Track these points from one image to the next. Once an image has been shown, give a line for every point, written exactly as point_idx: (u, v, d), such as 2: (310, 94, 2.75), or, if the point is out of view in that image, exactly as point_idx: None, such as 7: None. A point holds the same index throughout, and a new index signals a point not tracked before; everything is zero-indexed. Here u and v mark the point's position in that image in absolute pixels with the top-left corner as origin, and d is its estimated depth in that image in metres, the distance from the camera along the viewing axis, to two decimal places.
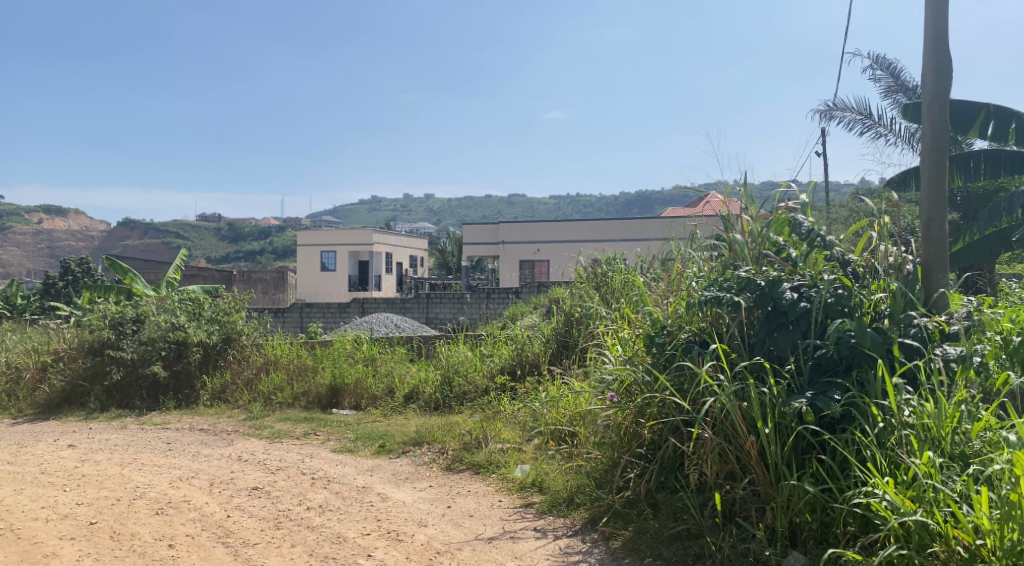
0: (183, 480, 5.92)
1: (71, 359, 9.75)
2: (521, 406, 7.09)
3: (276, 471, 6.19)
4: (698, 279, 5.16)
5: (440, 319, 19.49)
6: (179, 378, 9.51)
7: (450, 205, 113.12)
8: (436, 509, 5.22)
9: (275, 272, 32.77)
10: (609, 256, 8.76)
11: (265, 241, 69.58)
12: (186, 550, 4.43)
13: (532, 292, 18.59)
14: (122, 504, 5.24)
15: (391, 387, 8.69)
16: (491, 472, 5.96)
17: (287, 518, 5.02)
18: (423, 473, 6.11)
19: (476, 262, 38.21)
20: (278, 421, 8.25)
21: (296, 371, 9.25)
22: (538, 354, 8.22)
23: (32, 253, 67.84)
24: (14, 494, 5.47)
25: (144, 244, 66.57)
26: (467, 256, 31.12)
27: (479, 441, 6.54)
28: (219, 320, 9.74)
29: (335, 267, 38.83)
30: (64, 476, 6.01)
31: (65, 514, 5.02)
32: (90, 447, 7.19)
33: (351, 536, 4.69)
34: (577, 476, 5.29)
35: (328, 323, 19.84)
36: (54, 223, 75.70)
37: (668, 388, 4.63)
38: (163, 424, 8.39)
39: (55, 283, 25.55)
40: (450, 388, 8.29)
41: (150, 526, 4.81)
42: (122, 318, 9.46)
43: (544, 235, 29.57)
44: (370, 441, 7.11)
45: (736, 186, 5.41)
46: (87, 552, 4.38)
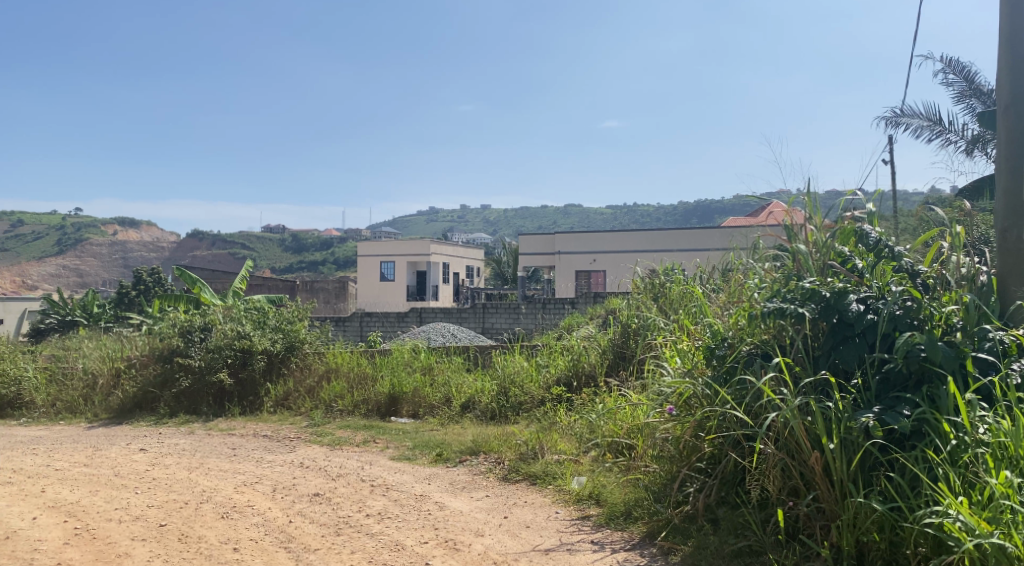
0: (247, 485, 6.07)
1: (143, 366, 10.13)
2: (576, 417, 7.05)
3: (336, 478, 6.29)
4: (760, 290, 5.08)
5: (496, 329, 19.50)
6: (244, 385, 9.74)
7: (506, 216, 113.49)
8: (493, 519, 5.24)
9: (336, 281, 33.43)
10: (667, 266, 8.70)
11: (326, 251, 70.95)
12: (250, 554, 4.53)
13: (588, 302, 18.55)
14: (190, 508, 5.40)
15: (448, 396, 8.75)
16: (548, 484, 5.94)
17: (347, 525, 5.10)
18: (480, 482, 6.14)
19: (532, 273, 38.23)
20: (338, 428, 8.40)
21: (356, 380, 9.39)
22: (595, 366, 8.16)
23: (107, 265, 70.82)
24: (90, 495, 5.69)
25: (212, 254, 68.74)
26: (523, 267, 31.17)
27: (536, 452, 6.52)
28: (283, 328, 9.95)
29: (394, 278, 39.40)
30: (136, 478, 6.23)
31: (137, 515, 5.20)
32: (160, 451, 7.43)
33: (409, 544, 4.73)
34: (636, 490, 5.24)
35: (387, 332, 20.07)
36: (128, 235, 78.77)
37: (728, 402, 4.56)
38: (228, 430, 8.61)
39: (129, 293, 26.67)
40: (507, 398, 8.32)
41: (215, 529, 4.94)
42: (190, 327, 9.84)
43: (601, 245, 29.37)
44: (427, 450, 7.18)
45: (800, 195, 5.29)
46: (157, 553, 4.52)
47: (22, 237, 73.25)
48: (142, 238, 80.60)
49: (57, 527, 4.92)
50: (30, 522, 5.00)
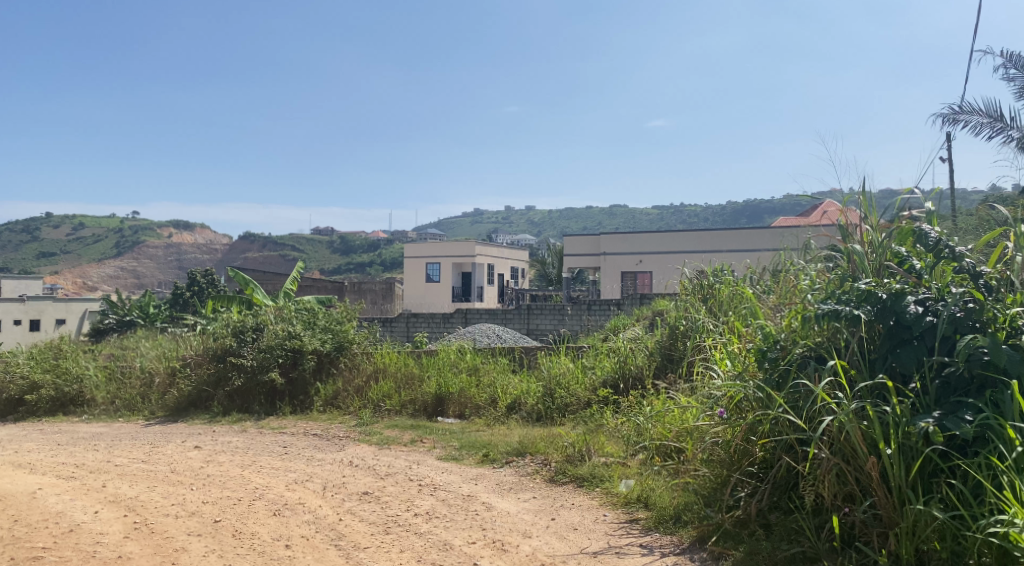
0: (298, 483, 6.17)
1: (198, 365, 10.38)
2: (624, 419, 6.99)
3: (384, 477, 6.35)
4: (814, 292, 4.99)
5: (541, 331, 19.44)
6: (294, 384, 9.91)
7: (551, 217, 113.37)
8: (541, 521, 5.23)
9: (383, 283, 33.81)
10: (716, 267, 8.60)
11: (373, 252, 71.80)
12: (301, 551, 4.61)
13: (634, 303, 18.42)
14: (243, 504, 5.51)
15: (494, 397, 8.77)
16: (595, 486, 5.91)
17: (396, 524, 5.14)
18: (526, 484, 6.14)
19: (577, 275, 38.07)
20: (386, 427, 8.49)
21: (403, 379, 9.48)
22: (642, 368, 8.08)
23: (163, 267, 72.88)
24: (148, 490, 5.85)
25: (263, 256, 70.15)
26: (569, 268, 31.09)
27: (583, 454, 6.49)
28: (332, 329, 10.11)
29: (439, 279, 39.68)
30: (192, 475, 6.38)
31: (193, 511, 5.32)
32: (214, 449, 7.61)
33: (457, 544, 4.75)
34: (685, 493, 5.18)
35: (432, 333, 20.21)
36: (183, 238, 80.79)
37: (782, 405, 4.47)
38: (279, 428, 8.77)
39: (184, 293, 27.46)
40: (553, 400, 8.29)
41: (268, 526, 5.03)
42: (243, 327, 10.08)
43: (648, 246, 29.13)
44: (474, 450, 7.21)
45: (854, 195, 5.18)
46: (213, 548, 4.61)
47: (83, 240, 75.68)
48: (196, 240, 82.70)
49: (118, 522, 5.06)
50: (92, 516, 5.15)
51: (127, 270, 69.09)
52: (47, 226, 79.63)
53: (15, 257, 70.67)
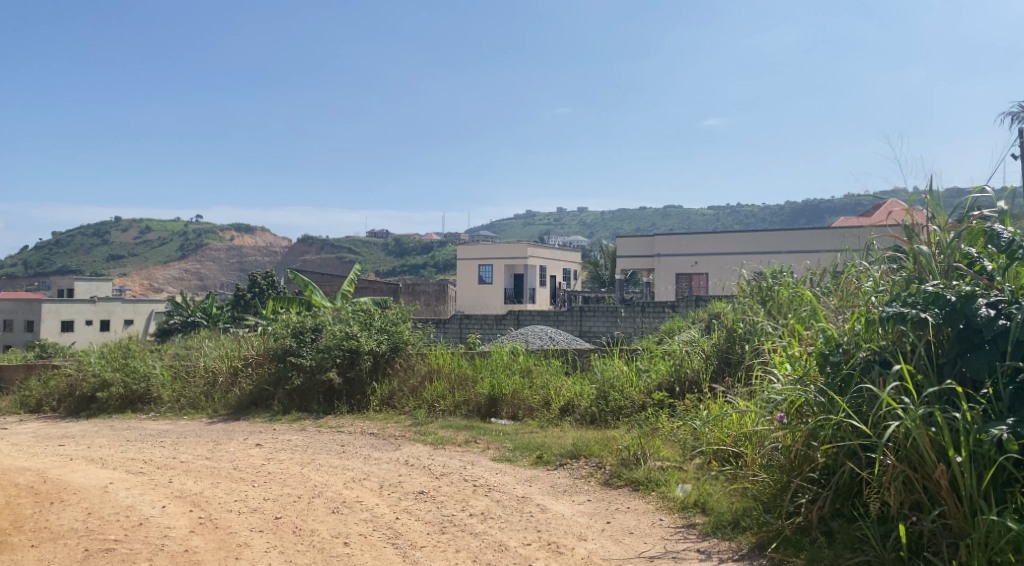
0: (356, 481, 6.26)
1: (259, 364, 10.66)
2: (679, 423, 6.91)
3: (439, 477, 6.41)
4: (878, 294, 4.86)
5: (594, 333, 19.29)
6: (351, 384, 10.07)
7: (604, 218, 112.77)
8: (596, 524, 5.20)
9: (436, 285, 34.08)
10: (775, 269, 8.46)
11: (426, 254, 72.43)
12: (359, 549, 4.67)
13: (689, 306, 18.19)
14: (303, 501, 5.62)
15: (548, 399, 8.76)
16: (651, 490, 5.86)
17: (451, 523, 5.18)
18: (581, 486, 6.11)
19: (631, 277, 37.76)
20: (441, 427, 8.56)
21: (457, 380, 9.54)
22: (698, 371, 7.98)
23: (224, 268, 74.85)
24: (212, 487, 6.01)
25: (320, 259, 71.42)
26: (622, 270, 30.84)
27: (639, 458, 6.44)
28: (388, 329, 10.26)
29: (492, 281, 39.83)
30: (253, 472, 6.54)
31: (254, 507, 5.45)
32: (274, 447, 7.78)
33: (513, 545, 4.77)
34: (743, 498, 5.09)
35: (485, 335, 20.28)
36: (243, 241, 82.81)
37: (844, 410, 4.38)
38: (337, 427, 8.93)
39: (245, 295, 28.20)
40: (607, 402, 8.21)
41: (327, 524, 5.12)
42: (302, 328, 10.33)
43: (703, 247, 28.72)
44: (528, 452, 7.20)
45: (921, 194, 5.03)
46: (274, 544, 4.72)
47: (150, 242, 78.27)
48: (255, 242, 84.67)
49: (184, 516, 5.21)
50: (160, 511, 5.32)
51: (191, 272, 71.24)
52: (116, 230, 82.55)
53: (86, 260, 73.55)
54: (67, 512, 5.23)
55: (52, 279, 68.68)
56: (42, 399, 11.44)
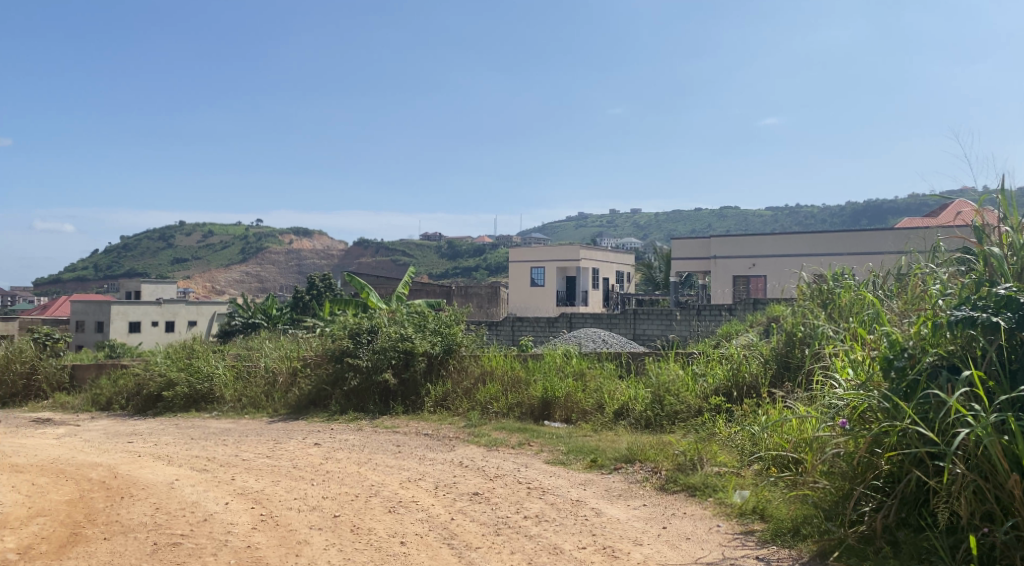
0: (411, 481, 6.34)
1: (317, 365, 10.89)
2: (737, 428, 6.80)
3: (493, 479, 6.44)
4: (946, 298, 4.71)
5: (648, 336, 19.09)
6: (406, 385, 10.18)
7: (658, 220, 111.71)
8: (652, 529, 5.16)
9: (489, 287, 34.21)
10: (837, 271, 8.27)
11: (479, 257, 72.79)
12: (416, 548, 4.73)
13: (746, 308, 17.89)
14: (360, 500, 5.71)
15: (602, 402, 8.71)
16: (708, 496, 5.78)
17: (506, 525, 5.20)
18: (636, 491, 6.07)
19: (686, 280, 37.32)
20: (494, 429, 8.59)
21: (510, 382, 9.56)
22: (757, 376, 7.86)
23: (283, 271, 76.44)
24: (273, 484, 6.15)
25: (375, 261, 72.37)
26: (677, 272, 30.48)
27: (695, 463, 6.35)
28: (442, 331, 10.36)
29: (544, 283, 39.82)
30: (312, 471, 6.67)
31: (313, 505, 5.55)
32: (332, 446, 7.91)
33: (568, 549, 4.76)
34: (803, 506, 4.99)
35: (538, 337, 20.28)
36: (301, 244, 84.48)
37: (911, 417, 4.25)
38: (393, 427, 9.04)
39: (304, 298, 28.78)
40: (662, 406, 8.11)
41: (384, 523, 5.19)
42: (359, 329, 10.51)
43: (761, 248, 28.21)
44: (582, 455, 7.18)
45: (993, 194, 4.85)
46: (332, 542, 4.80)
47: (212, 246, 80.47)
48: (312, 246, 86.28)
49: (246, 513, 5.34)
50: (224, 507, 5.47)
51: (251, 275, 73.01)
52: (180, 234, 85.11)
53: (152, 263, 76.05)
54: (137, 506, 5.41)
55: (120, 281, 71.17)
56: (112, 397, 11.86)
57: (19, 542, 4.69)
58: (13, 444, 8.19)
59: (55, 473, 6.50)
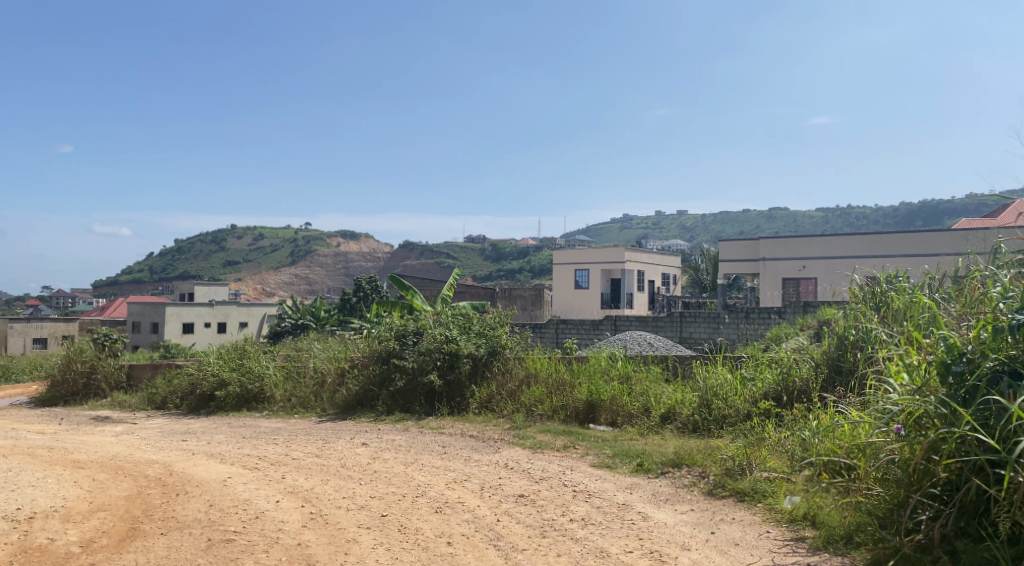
0: (457, 482, 6.37)
1: (364, 366, 11.02)
2: (787, 433, 6.67)
3: (539, 481, 6.44)
4: (1006, 301, 4.59)
5: (695, 340, 18.88)
6: (451, 386, 10.24)
7: (704, 222, 110.46)
8: (699, 534, 5.10)
9: (534, 289, 34.19)
10: (890, 273, 8.09)
11: (524, 259, 72.87)
12: (462, 549, 4.75)
13: (796, 311, 17.59)
14: (407, 500, 5.76)
15: (648, 406, 8.63)
16: (757, 502, 5.69)
17: (552, 527, 5.20)
18: (684, 495, 6.01)
19: (733, 282, 36.81)
20: (539, 432, 8.59)
21: (555, 385, 9.55)
22: (807, 381, 7.73)
23: (330, 273, 77.55)
24: (322, 483, 6.25)
25: (420, 264, 72.93)
26: (724, 275, 30.10)
27: (744, 468, 6.26)
28: (486, 333, 10.42)
29: (589, 286, 39.68)
30: (360, 470, 6.76)
31: (362, 504, 5.63)
32: (379, 446, 8.00)
33: (614, 552, 4.74)
34: (856, 513, 4.88)
35: (582, 340, 20.21)
36: (348, 247, 85.60)
37: (970, 423, 4.15)
38: (438, 428, 9.10)
39: (351, 300, 29.18)
40: (710, 410, 8.02)
41: (431, 523, 5.23)
42: (405, 331, 10.61)
43: (811, 250, 27.69)
44: (628, 459, 7.14)
45: None
46: (380, 541, 4.85)
47: (262, 249, 82.05)
48: (358, 248, 87.38)
49: (296, 511, 5.43)
50: (275, 505, 5.57)
51: (299, 278, 74.23)
52: (231, 237, 86.98)
53: (205, 266, 77.91)
54: (191, 503, 5.55)
55: (174, 283, 73.02)
56: (167, 396, 12.17)
57: (81, 536, 4.85)
58: (75, 441, 8.46)
59: (115, 469, 6.70)
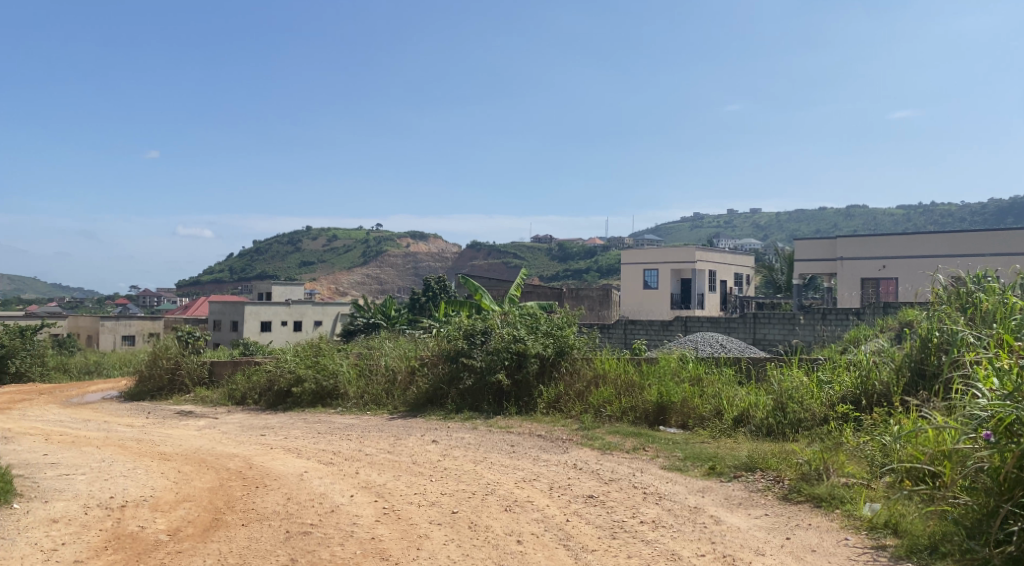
0: (526, 481, 6.39)
1: (433, 365, 11.16)
2: (867, 438, 6.46)
3: (609, 482, 6.41)
4: None
5: (769, 341, 18.45)
6: (519, 386, 10.28)
7: (777, 221, 107.87)
8: (774, 539, 5.00)
9: (602, 289, 33.97)
10: (978, 274, 7.80)
11: (592, 259, 72.53)
12: (533, 547, 4.77)
13: (876, 312, 17.02)
14: (477, 498, 5.81)
15: (720, 408, 8.49)
16: (835, 508, 5.54)
17: (622, 529, 5.17)
18: (757, 500, 5.88)
19: (810, 282, 35.82)
20: (608, 433, 8.54)
21: (624, 386, 9.46)
22: (888, 384, 7.51)
23: (400, 273, 78.75)
24: (394, 479, 6.36)
25: (489, 264, 73.34)
26: (799, 274, 29.31)
27: (821, 473, 6.07)
28: (554, 333, 10.40)
29: (659, 286, 39.22)
30: (431, 467, 6.86)
31: (433, 501, 5.70)
32: (449, 444, 8.09)
33: (686, 556, 4.68)
34: (942, 522, 4.70)
35: (652, 340, 19.98)
36: (418, 247, 86.77)
37: None
38: (507, 428, 9.15)
39: (420, 299, 29.58)
40: (784, 414, 7.82)
41: (501, 521, 5.27)
42: (473, 330, 10.76)
43: (892, 249, 26.69)
44: (700, 462, 7.04)
45: None
46: (452, 537, 4.91)
47: (335, 249, 83.94)
48: (427, 249, 88.51)
49: (370, 506, 5.55)
50: (349, 499, 5.70)
51: (370, 278, 75.69)
52: (306, 238, 89.26)
53: (281, 266, 80.20)
54: (271, 495, 5.72)
55: (252, 283, 75.41)
56: (246, 392, 12.57)
57: (168, 525, 5.06)
58: (161, 435, 8.83)
59: (198, 462, 6.97)
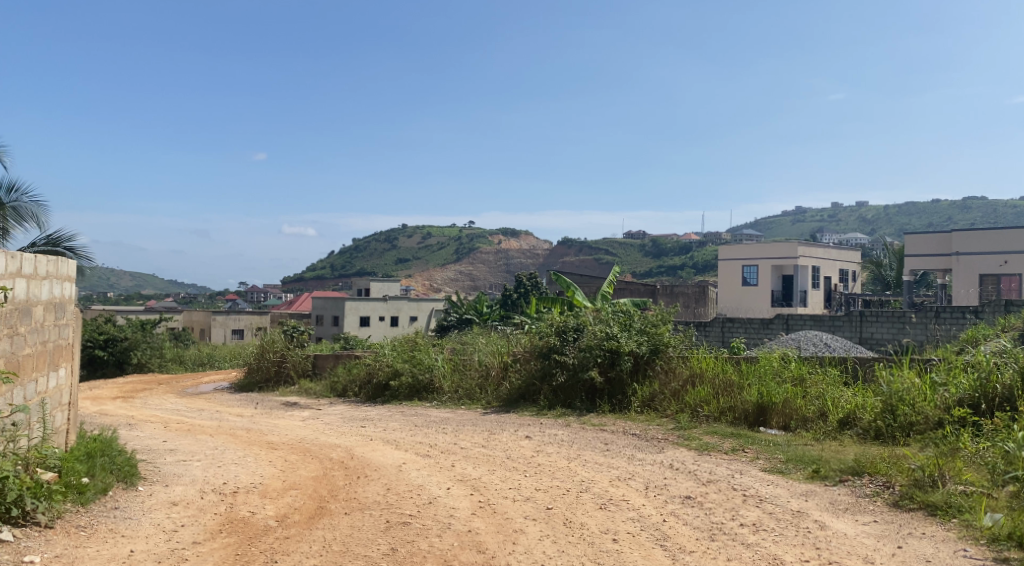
0: (621, 480, 6.32)
1: (526, 361, 11.22)
2: (987, 444, 6.08)
3: (706, 483, 6.27)
4: None
5: (877, 340, 17.66)
6: (613, 384, 10.20)
7: (885, 214, 103.04)
8: (885, 548, 4.76)
9: (697, 286, 33.31)
10: None
11: (687, 255, 71.29)
12: (628, 546, 4.72)
13: (997, 311, 16.00)
14: (571, 495, 5.79)
15: (824, 410, 8.17)
16: (951, 517, 5.23)
17: (721, 531, 5.05)
18: (866, 506, 5.63)
19: (922, 279, 34.03)
20: (705, 433, 8.36)
21: (722, 386, 9.23)
22: (1011, 386, 7.02)
23: (493, 269, 79.52)
24: (489, 473, 6.42)
25: (582, 261, 73.13)
26: (910, 270, 27.89)
27: (936, 480, 5.71)
28: (648, 331, 10.27)
29: (757, 282, 38.17)
30: (525, 462, 6.89)
31: (527, 496, 5.72)
32: (543, 440, 8.12)
33: (789, 561, 4.53)
34: None
35: (750, 339, 19.48)
36: (511, 245, 87.38)
37: None
38: (601, 425, 9.09)
39: (513, 295, 29.79)
40: (894, 416, 7.47)
41: (596, 519, 5.24)
42: (565, 327, 10.73)
43: (1014, 244, 25.04)
44: (803, 465, 6.79)
45: None
46: (547, 533, 4.92)
47: (430, 247, 85.58)
48: (520, 246, 89.02)
49: (465, 499, 5.62)
50: (446, 492, 5.79)
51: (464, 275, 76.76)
52: (403, 236, 91.31)
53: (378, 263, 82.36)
54: (370, 486, 5.88)
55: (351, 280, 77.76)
56: (347, 385, 12.96)
57: (276, 511, 5.28)
58: (269, 424, 9.21)
59: (303, 451, 7.24)
